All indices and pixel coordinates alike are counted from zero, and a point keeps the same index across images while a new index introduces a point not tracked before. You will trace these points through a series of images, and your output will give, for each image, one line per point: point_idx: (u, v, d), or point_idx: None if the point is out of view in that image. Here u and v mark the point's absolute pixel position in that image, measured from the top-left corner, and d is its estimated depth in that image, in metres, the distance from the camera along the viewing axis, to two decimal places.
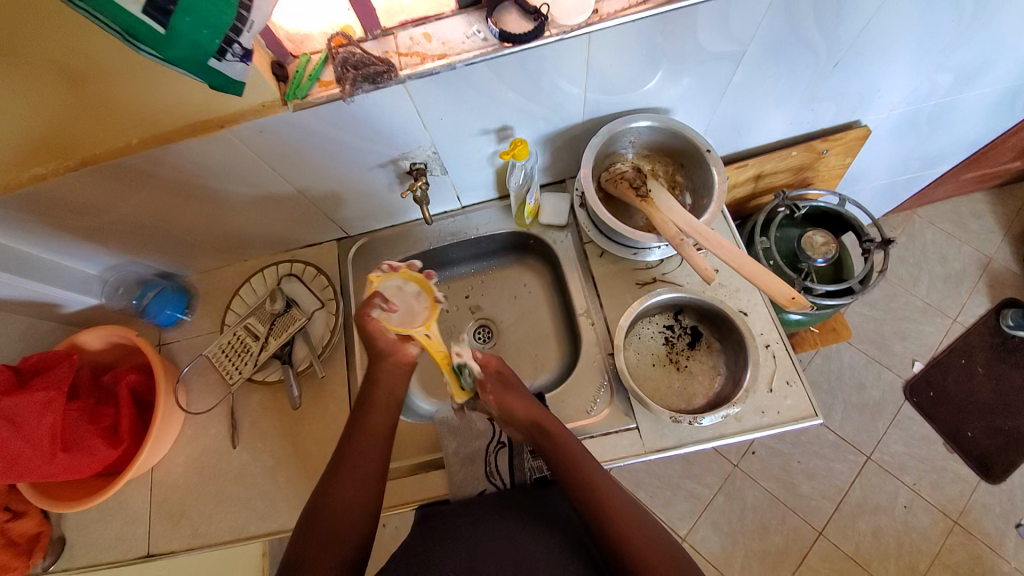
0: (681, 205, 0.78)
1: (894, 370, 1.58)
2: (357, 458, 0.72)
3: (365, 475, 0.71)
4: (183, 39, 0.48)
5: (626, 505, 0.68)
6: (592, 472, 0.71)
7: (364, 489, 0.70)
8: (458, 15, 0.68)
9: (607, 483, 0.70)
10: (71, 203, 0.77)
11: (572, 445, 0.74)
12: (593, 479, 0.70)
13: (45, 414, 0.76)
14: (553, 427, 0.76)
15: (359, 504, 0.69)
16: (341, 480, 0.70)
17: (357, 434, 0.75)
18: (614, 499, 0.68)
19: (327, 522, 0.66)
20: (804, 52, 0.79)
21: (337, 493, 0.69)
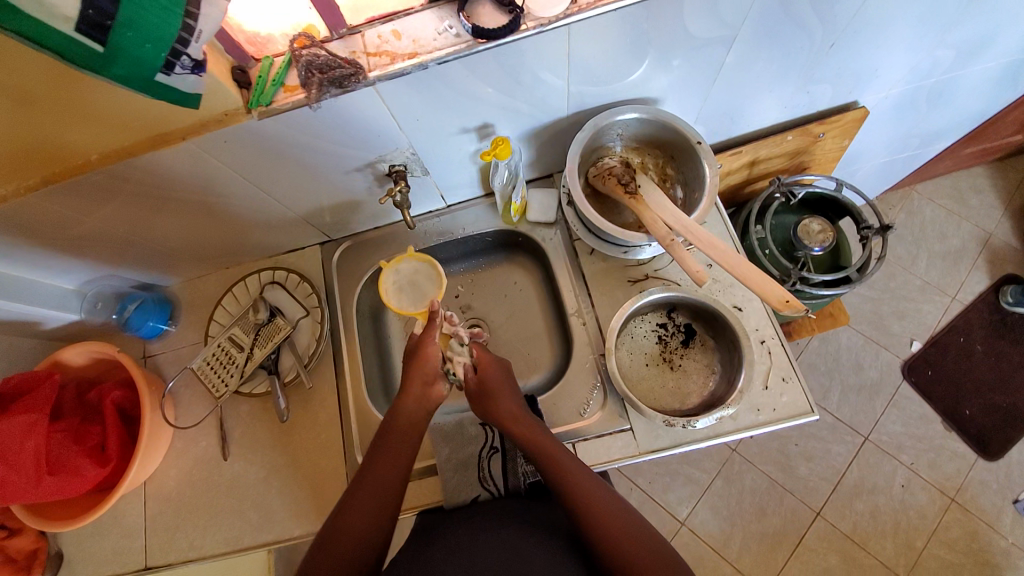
0: (672, 203, 0.75)
1: (892, 350, 1.57)
2: (380, 473, 0.72)
3: (385, 492, 0.70)
4: (125, 56, 0.45)
5: (615, 508, 0.67)
6: (577, 475, 0.69)
7: (385, 506, 0.69)
8: (428, 10, 0.64)
9: (595, 485, 0.69)
10: (36, 220, 0.73)
11: (556, 449, 0.73)
12: (579, 482, 0.68)
13: (28, 438, 0.75)
14: (534, 430, 0.75)
15: (381, 519, 0.68)
16: (361, 496, 0.69)
17: (385, 439, 0.75)
18: (602, 502, 0.67)
19: (343, 540, 0.66)
20: (798, 34, 0.75)
21: (354, 509, 0.68)
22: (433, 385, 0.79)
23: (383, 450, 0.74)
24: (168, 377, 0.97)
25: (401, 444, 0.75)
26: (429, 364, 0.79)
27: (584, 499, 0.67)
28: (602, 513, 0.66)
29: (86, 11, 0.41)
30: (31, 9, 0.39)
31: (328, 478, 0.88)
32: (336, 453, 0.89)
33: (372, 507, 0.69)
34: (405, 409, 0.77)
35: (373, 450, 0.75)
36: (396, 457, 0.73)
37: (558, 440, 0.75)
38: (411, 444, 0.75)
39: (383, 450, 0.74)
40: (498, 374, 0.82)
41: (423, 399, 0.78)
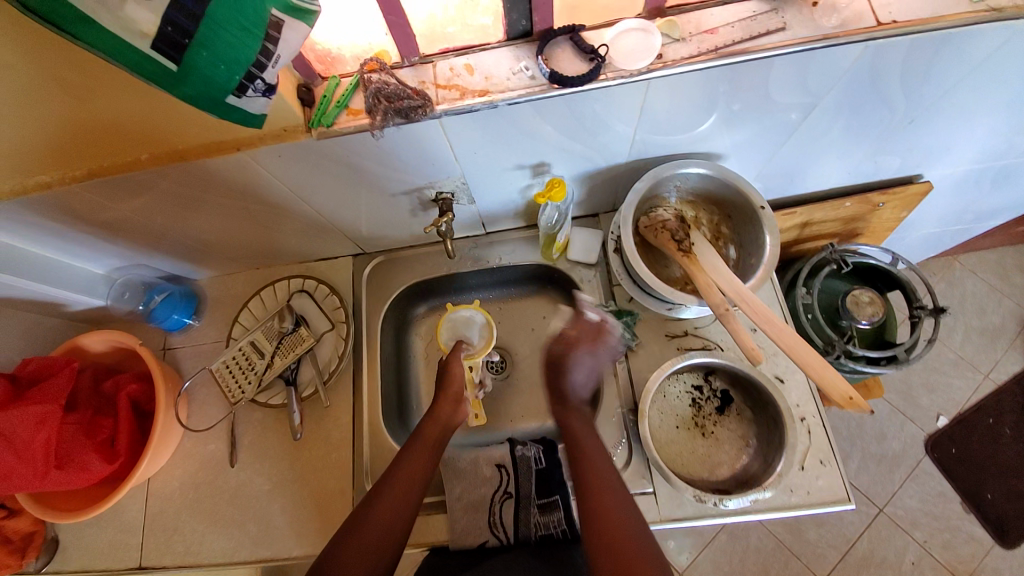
0: (727, 267, 0.71)
1: (917, 423, 1.51)
2: (403, 478, 0.72)
3: (405, 499, 0.70)
4: (197, 76, 0.43)
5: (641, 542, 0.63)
6: (599, 465, 0.71)
7: (405, 504, 0.70)
8: (505, 47, 0.61)
9: (629, 516, 0.66)
10: (76, 206, 0.72)
11: (585, 436, 0.75)
12: (597, 473, 0.70)
13: (40, 429, 0.73)
14: (576, 415, 0.78)
15: (398, 525, 0.68)
16: (385, 494, 0.70)
17: (411, 450, 0.76)
18: (625, 524, 0.65)
19: (364, 535, 0.66)
20: (879, 107, 0.71)
21: (377, 513, 0.68)
22: (463, 402, 0.83)
23: (409, 451, 0.76)
24: (185, 373, 0.95)
25: (423, 448, 0.77)
26: (456, 384, 0.83)
27: (607, 518, 0.66)
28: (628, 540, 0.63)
29: (164, 28, 0.39)
30: (108, 24, 0.38)
31: (334, 498, 0.85)
32: (345, 475, 0.86)
33: (391, 513, 0.69)
34: (437, 419, 0.80)
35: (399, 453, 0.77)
36: (417, 460, 0.75)
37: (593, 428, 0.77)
38: (431, 455, 0.76)
39: (406, 454, 0.76)
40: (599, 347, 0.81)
41: (449, 420, 0.81)
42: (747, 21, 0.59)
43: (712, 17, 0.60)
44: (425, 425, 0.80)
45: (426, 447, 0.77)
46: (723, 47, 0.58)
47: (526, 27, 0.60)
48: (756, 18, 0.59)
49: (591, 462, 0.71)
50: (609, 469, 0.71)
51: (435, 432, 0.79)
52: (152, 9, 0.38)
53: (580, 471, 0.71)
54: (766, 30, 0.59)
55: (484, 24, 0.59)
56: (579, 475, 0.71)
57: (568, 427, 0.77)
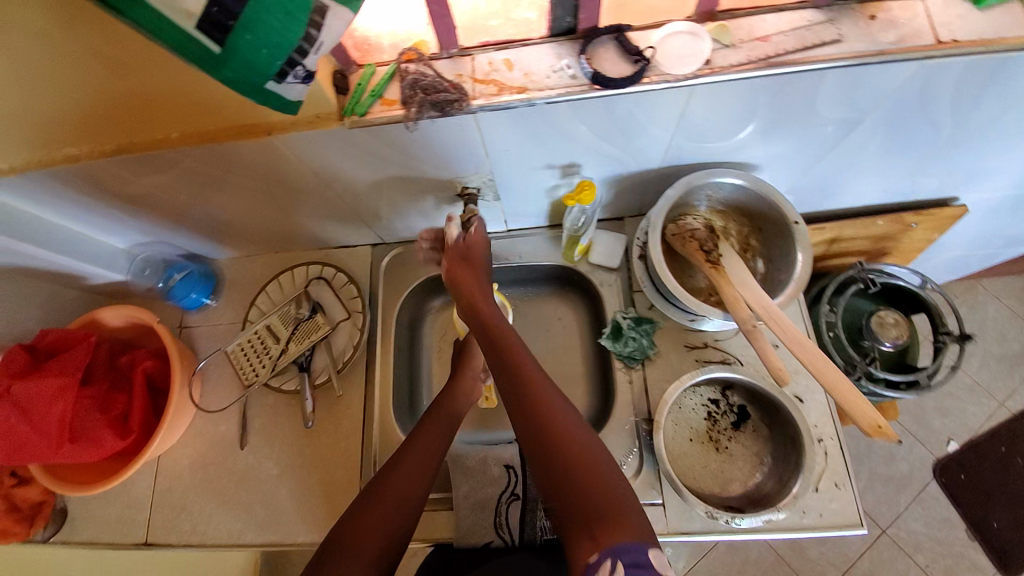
0: (755, 281, 0.69)
1: (927, 446, 1.49)
2: (422, 451, 0.70)
3: (422, 472, 0.68)
4: (238, 59, 0.42)
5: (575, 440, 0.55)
6: (531, 375, 0.60)
7: (423, 476, 0.68)
8: (547, 44, 0.60)
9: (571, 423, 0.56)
10: (102, 180, 0.72)
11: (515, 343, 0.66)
12: (530, 379, 0.60)
13: (56, 402, 0.74)
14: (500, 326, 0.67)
15: (415, 493, 0.65)
16: (402, 464, 0.68)
17: (427, 422, 0.75)
18: (557, 426, 0.56)
19: (382, 502, 0.63)
20: (926, 127, 0.69)
21: (393, 481, 0.66)
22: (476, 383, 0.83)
23: (425, 424, 0.74)
24: (199, 352, 0.96)
25: (441, 422, 0.75)
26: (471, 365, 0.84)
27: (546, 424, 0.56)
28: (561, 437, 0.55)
29: (210, 9, 0.38)
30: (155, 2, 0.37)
31: (341, 487, 0.85)
32: (352, 464, 0.86)
33: (409, 483, 0.66)
34: (452, 395, 0.80)
35: (414, 428, 0.75)
36: (434, 434, 0.73)
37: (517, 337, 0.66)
38: (446, 429, 0.75)
39: (422, 427, 0.74)
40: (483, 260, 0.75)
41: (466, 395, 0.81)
42: (801, 31, 0.58)
43: (766, 24, 0.58)
44: (439, 402, 0.78)
45: (442, 422, 0.75)
46: (774, 57, 0.57)
47: (571, 25, 0.59)
48: (811, 28, 0.57)
49: (522, 373, 0.60)
50: (542, 379, 0.60)
51: (447, 410, 0.77)
52: None
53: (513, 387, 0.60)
54: (821, 41, 0.57)
55: (529, 18, 0.58)
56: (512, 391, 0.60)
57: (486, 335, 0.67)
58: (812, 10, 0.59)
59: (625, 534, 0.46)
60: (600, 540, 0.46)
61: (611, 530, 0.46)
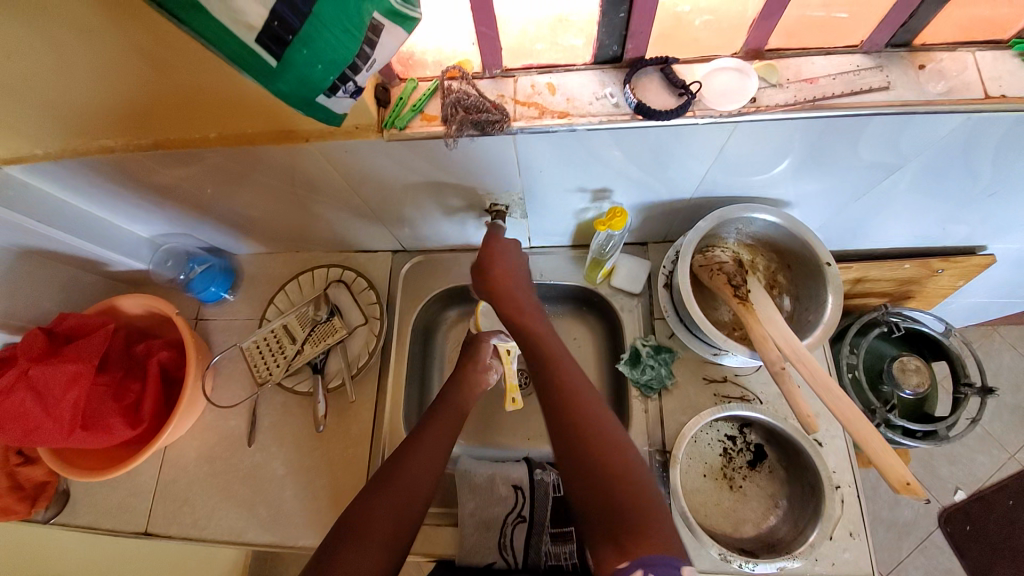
0: (783, 320, 0.68)
1: (932, 493, 1.44)
2: (431, 447, 0.69)
3: (430, 469, 0.67)
4: (293, 73, 0.42)
5: (610, 444, 0.52)
6: (568, 375, 0.57)
7: (430, 472, 0.66)
8: (592, 71, 0.60)
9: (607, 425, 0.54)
10: (135, 172, 0.72)
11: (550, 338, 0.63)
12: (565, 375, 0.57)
13: (71, 388, 0.74)
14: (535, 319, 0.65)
15: (424, 485, 0.65)
16: (411, 459, 0.66)
17: (439, 414, 0.74)
18: (588, 424, 0.53)
19: (390, 496, 0.63)
20: (965, 176, 0.68)
21: (401, 476, 0.65)
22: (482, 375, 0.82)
23: (436, 417, 0.73)
24: (214, 345, 0.96)
25: (450, 418, 0.73)
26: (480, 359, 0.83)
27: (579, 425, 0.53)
28: (592, 442, 0.52)
29: (271, 23, 0.38)
30: (218, 14, 0.37)
31: (344, 494, 0.84)
32: (358, 471, 0.85)
33: (417, 479, 0.65)
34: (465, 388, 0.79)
35: (423, 420, 0.73)
36: (442, 430, 0.71)
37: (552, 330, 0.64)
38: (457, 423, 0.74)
39: (431, 422, 0.72)
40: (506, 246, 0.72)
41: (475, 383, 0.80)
42: (849, 75, 0.57)
43: (814, 66, 0.58)
44: (450, 396, 0.77)
45: (453, 416, 0.74)
46: (820, 99, 0.56)
47: (616, 53, 0.59)
48: (859, 73, 0.57)
49: (558, 371, 0.58)
50: (581, 380, 0.57)
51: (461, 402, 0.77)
52: (262, 1, 0.37)
53: (546, 386, 0.57)
54: (868, 87, 0.56)
55: (575, 45, 0.59)
56: (545, 390, 0.57)
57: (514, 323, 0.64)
58: (861, 55, 0.59)
59: (657, 548, 0.45)
60: (629, 551, 0.45)
61: (641, 542, 0.45)
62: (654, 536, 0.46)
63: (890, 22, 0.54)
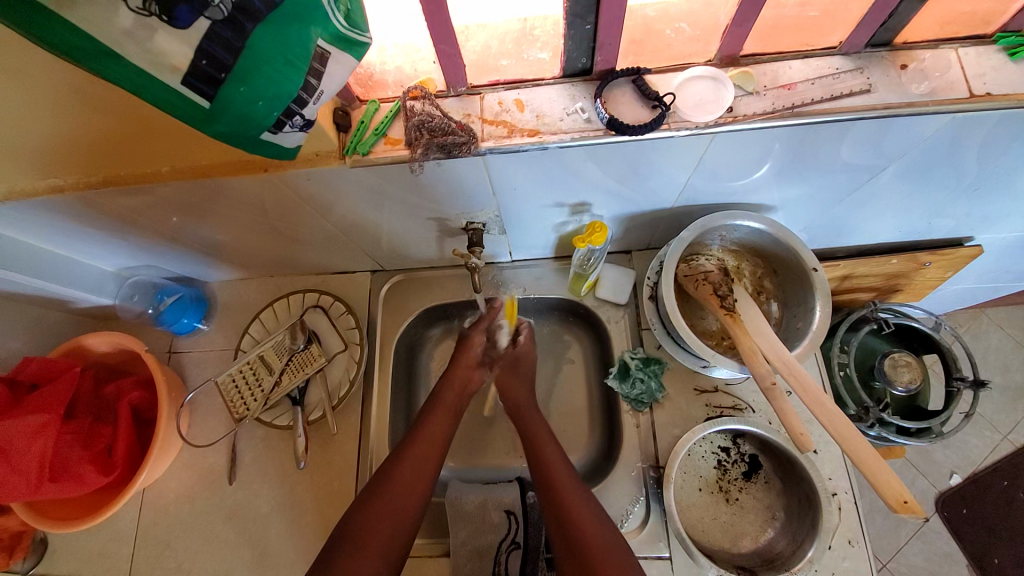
0: (772, 330, 0.66)
1: (928, 478, 1.41)
2: (426, 446, 0.70)
3: (423, 473, 0.68)
4: (233, 113, 0.39)
5: (599, 532, 0.63)
6: (563, 479, 0.67)
7: (426, 474, 0.68)
8: (560, 85, 0.57)
9: (593, 518, 0.64)
10: (88, 210, 0.69)
11: (546, 443, 0.72)
12: (562, 479, 0.67)
13: (36, 440, 0.70)
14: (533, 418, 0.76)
15: (420, 486, 0.67)
16: (406, 462, 0.68)
17: (432, 415, 0.74)
18: (581, 516, 0.64)
19: (385, 505, 0.65)
20: (950, 174, 0.66)
21: (394, 481, 0.66)
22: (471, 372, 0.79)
23: (434, 410, 0.74)
24: (189, 379, 0.93)
25: (443, 416, 0.74)
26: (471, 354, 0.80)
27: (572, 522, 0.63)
28: (585, 532, 0.63)
29: (198, 62, 0.35)
30: (137, 58, 0.35)
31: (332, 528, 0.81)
32: (344, 504, 0.82)
33: (411, 483, 0.67)
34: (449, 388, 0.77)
35: (420, 416, 0.74)
36: (437, 432, 0.72)
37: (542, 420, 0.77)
38: (450, 420, 0.74)
39: (421, 428, 0.72)
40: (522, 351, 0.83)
41: (466, 382, 0.78)
42: (828, 79, 0.55)
43: (792, 70, 0.56)
44: (445, 389, 0.77)
45: (450, 405, 0.75)
46: (799, 106, 0.54)
47: (586, 65, 0.56)
48: (838, 76, 0.55)
49: (557, 478, 0.68)
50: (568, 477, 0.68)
51: (453, 398, 0.76)
52: (186, 41, 0.34)
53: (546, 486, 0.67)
54: (848, 91, 0.54)
55: (541, 59, 0.56)
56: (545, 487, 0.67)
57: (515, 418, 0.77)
58: (840, 56, 0.56)
59: None
60: None
61: None
62: None
63: (867, 24, 0.52)
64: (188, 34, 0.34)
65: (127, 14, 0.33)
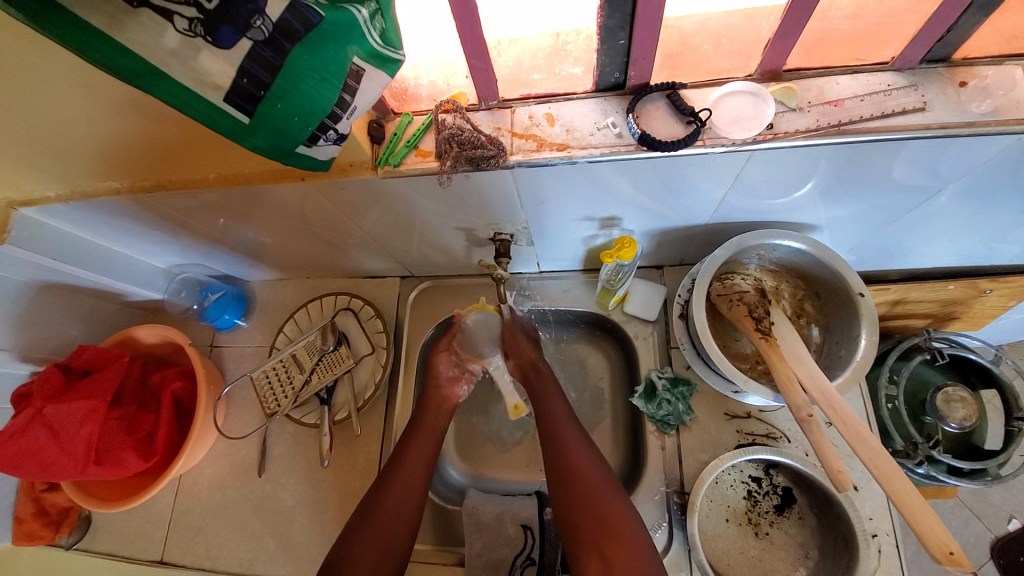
0: (810, 356, 0.63)
1: (984, 522, 1.23)
2: (413, 465, 0.71)
3: (416, 478, 0.70)
4: (269, 126, 0.42)
5: (598, 472, 0.64)
6: (559, 425, 0.69)
7: (414, 492, 0.69)
8: (593, 99, 0.56)
9: (586, 458, 0.66)
10: (141, 212, 0.73)
11: (552, 397, 0.74)
12: (562, 425, 0.69)
13: (84, 424, 0.75)
14: (546, 377, 0.76)
15: (412, 501, 0.68)
16: (394, 486, 0.69)
17: (420, 426, 0.75)
18: (580, 457, 0.66)
19: (370, 532, 0.65)
20: (1018, 196, 0.61)
21: (388, 503, 0.67)
22: (451, 386, 0.80)
23: (417, 427, 0.75)
24: (227, 373, 0.97)
25: (428, 433, 0.74)
26: (440, 374, 0.81)
27: (568, 464, 0.65)
28: (582, 475, 0.64)
29: (239, 80, 0.38)
30: (181, 76, 0.37)
31: None
32: None
33: (399, 506, 0.67)
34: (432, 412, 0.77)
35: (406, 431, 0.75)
36: (421, 449, 0.73)
37: (563, 401, 0.73)
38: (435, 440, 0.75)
39: (411, 438, 0.74)
40: (525, 329, 0.81)
41: (441, 404, 0.78)
42: (879, 96, 0.52)
43: (839, 86, 0.53)
44: (426, 408, 0.77)
45: (433, 422, 0.76)
46: (848, 124, 0.51)
47: (619, 80, 0.55)
48: (890, 93, 0.52)
49: (555, 426, 0.69)
50: (568, 423, 0.69)
51: (438, 414, 0.77)
52: (228, 61, 0.37)
53: (548, 436, 0.69)
54: (901, 108, 0.51)
55: (573, 73, 0.56)
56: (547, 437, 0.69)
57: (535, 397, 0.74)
58: (892, 72, 0.53)
59: (624, 552, 0.57)
60: (606, 556, 0.57)
61: (613, 548, 0.58)
62: (625, 543, 0.58)
63: (924, 37, 0.49)
64: (231, 54, 0.36)
65: (174, 36, 0.35)
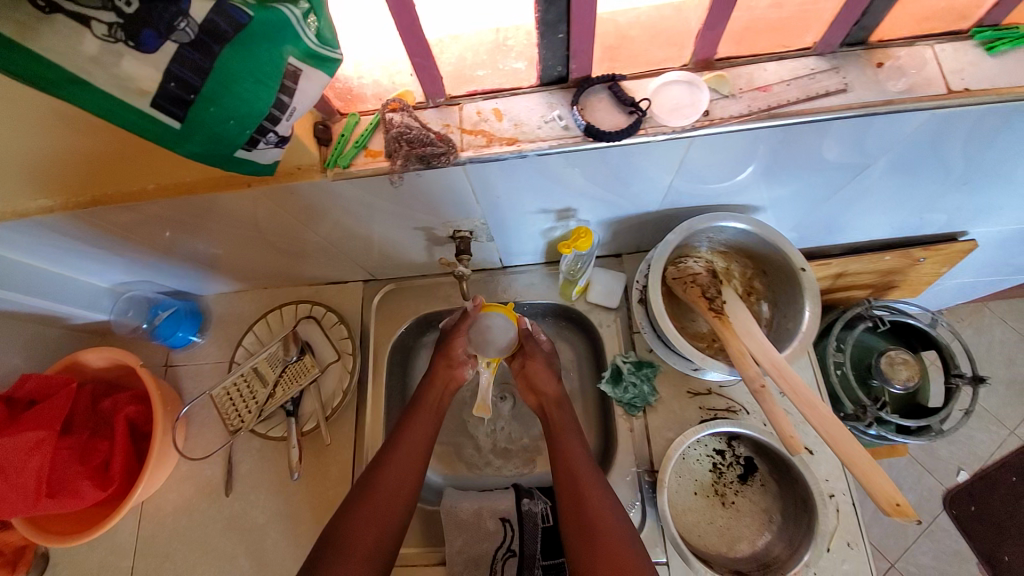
0: (761, 330, 0.66)
1: (935, 476, 1.32)
2: (410, 450, 0.71)
3: (412, 465, 0.70)
4: (203, 131, 0.41)
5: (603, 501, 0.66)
6: (568, 449, 0.71)
7: (411, 477, 0.69)
8: (538, 93, 0.58)
9: (596, 485, 0.67)
10: (79, 229, 0.70)
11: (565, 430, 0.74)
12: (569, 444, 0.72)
13: (32, 456, 0.71)
14: (566, 412, 0.76)
15: (406, 486, 0.69)
16: (387, 476, 0.68)
17: (418, 411, 0.75)
18: (585, 476, 0.68)
19: (365, 511, 0.65)
20: (937, 168, 0.65)
21: (378, 489, 0.67)
22: (455, 368, 0.78)
23: (416, 415, 0.74)
24: (185, 392, 0.94)
25: (428, 415, 0.75)
26: (456, 348, 0.79)
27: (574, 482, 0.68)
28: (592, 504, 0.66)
29: (166, 84, 0.37)
30: (104, 84, 0.36)
31: None
32: None
33: (390, 504, 0.67)
34: (435, 387, 0.77)
35: (401, 421, 0.75)
36: (416, 442, 0.72)
37: (578, 428, 0.75)
38: (434, 419, 0.75)
39: (409, 422, 0.74)
40: (545, 356, 0.80)
41: (448, 381, 0.78)
42: (804, 80, 0.55)
43: (767, 72, 0.56)
44: (427, 391, 0.77)
45: (429, 414, 0.75)
46: (777, 107, 0.54)
47: (562, 73, 0.56)
48: (814, 77, 0.55)
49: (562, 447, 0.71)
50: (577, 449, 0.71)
51: (436, 396, 0.77)
52: (154, 65, 0.36)
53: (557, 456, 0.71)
54: (825, 91, 0.54)
55: (517, 68, 0.56)
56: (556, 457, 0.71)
57: (548, 423, 0.76)
58: (815, 57, 0.57)
59: None
60: None
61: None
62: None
63: (840, 23, 0.52)
64: (156, 57, 0.35)
65: (93, 42, 0.34)
